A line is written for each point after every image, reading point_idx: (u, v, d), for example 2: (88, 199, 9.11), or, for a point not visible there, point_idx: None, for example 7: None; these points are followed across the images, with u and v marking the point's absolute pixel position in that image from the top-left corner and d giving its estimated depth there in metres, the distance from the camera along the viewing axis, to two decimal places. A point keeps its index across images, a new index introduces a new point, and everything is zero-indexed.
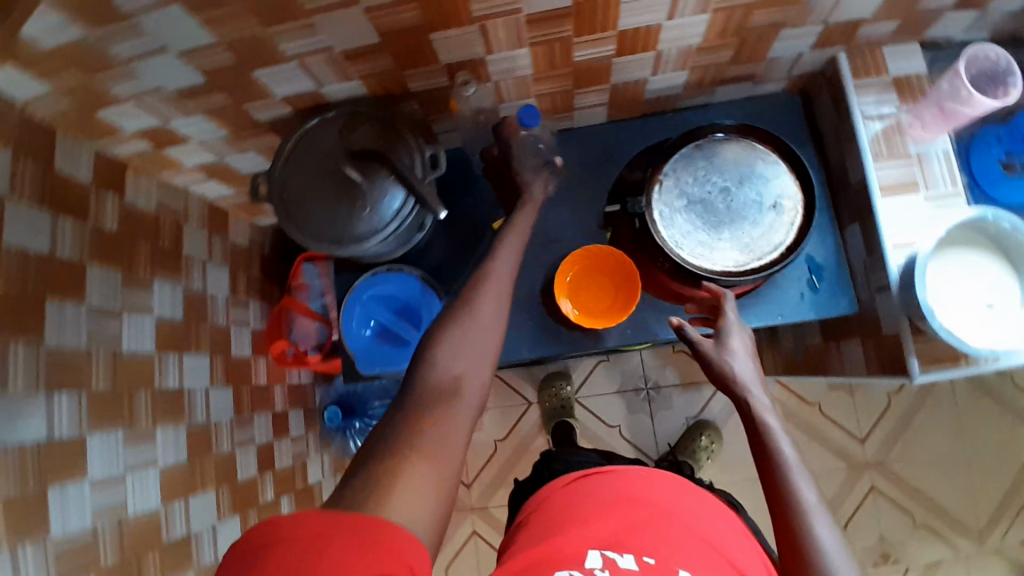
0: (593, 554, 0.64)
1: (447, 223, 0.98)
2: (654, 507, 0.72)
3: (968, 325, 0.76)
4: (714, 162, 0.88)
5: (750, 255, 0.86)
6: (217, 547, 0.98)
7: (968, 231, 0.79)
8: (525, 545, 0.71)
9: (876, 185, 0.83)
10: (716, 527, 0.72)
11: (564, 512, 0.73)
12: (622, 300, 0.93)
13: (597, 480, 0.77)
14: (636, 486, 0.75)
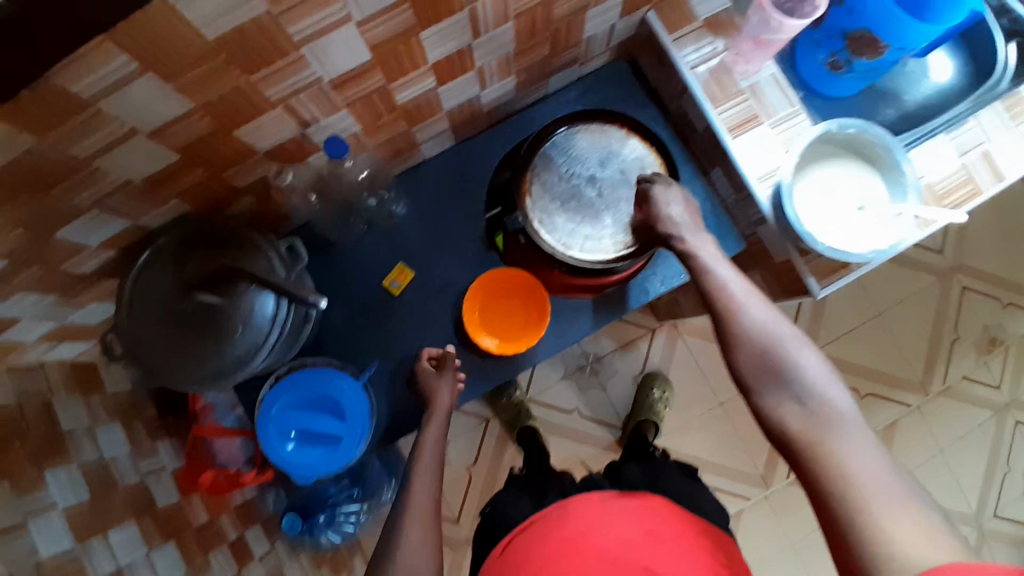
0: None
1: (332, 300, 0.92)
2: (562, 544, 0.77)
3: (848, 234, 0.79)
4: (571, 156, 0.86)
5: (636, 232, 0.85)
6: None
7: (820, 146, 0.81)
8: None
9: (723, 127, 0.84)
10: (626, 536, 0.77)
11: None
12: (535, 314, 0.90)
13: (523, 537, 0.82)
14: (548, 529, 0.80)
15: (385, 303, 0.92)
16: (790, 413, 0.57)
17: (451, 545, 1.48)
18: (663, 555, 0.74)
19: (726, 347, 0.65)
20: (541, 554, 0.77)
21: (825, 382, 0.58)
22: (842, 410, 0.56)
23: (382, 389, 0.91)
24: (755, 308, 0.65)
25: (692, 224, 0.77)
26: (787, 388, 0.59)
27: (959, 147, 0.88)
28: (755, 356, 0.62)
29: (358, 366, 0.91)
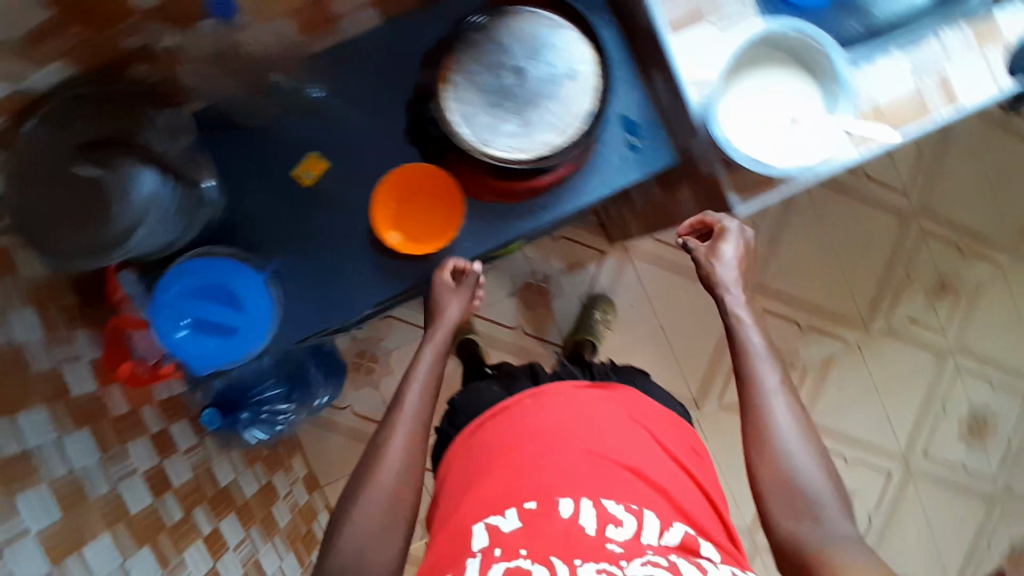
0: (478, 530, 0.72)
1: (242, 188, 0.87)
2: (545, 446, 0.80)
3: (770, 151, 0.74)
4: (497, 43, 0.79)
5: (562, 133, 0.79)
6: None
7: (760, 50, 0.76)
8: (453, 507, 0.80)
9: (664, 23, 0.76)
10: (613, 444, 0.81)
11: (480, 461, 0.82)
12: (449, 218, 0.85)
13: (496, 427, 0.85)
14: (526, 422, 0.83)
15: (296, 195, 0.86)
16: (805, 529, 0.65)
17: None
18: (644, 460, 0.81)
19: (751, 449, 0.71)
20: (524, 453, 0.79)
21: (829, 507, 0.66)
22: (841, 535, 0.64)
23: (292, 285, 0.86)
24: (792, 444, 0.69)
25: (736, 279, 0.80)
26: (806, 508, 0.66)
27: (914, 66, 0.83)
28: (779, 473, 0.68)
29: (266, 259, 0.87)
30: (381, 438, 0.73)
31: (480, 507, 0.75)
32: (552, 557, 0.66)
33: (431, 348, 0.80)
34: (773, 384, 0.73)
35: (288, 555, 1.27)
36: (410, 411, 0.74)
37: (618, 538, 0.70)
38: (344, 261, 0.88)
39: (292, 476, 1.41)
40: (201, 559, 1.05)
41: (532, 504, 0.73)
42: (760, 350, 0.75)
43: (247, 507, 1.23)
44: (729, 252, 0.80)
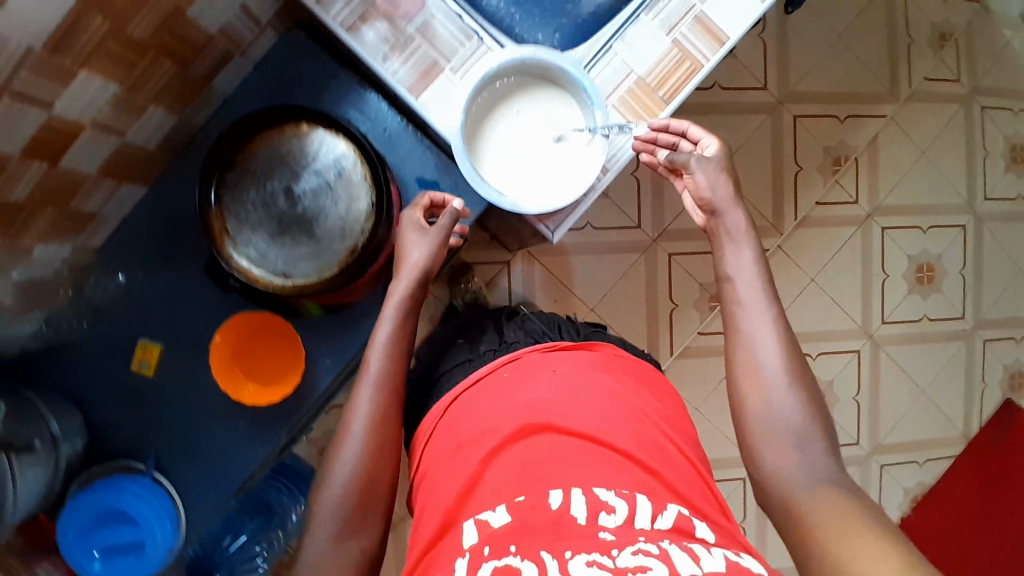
0: (468, 522, 0.61)
1: (92, 398, 0.86)
2: (528, 428, 0.68)
3: (528, 190, 0.74)
4: (255, 175, 0.78)
5: (354, 234, 0.78)
6: None
7: (495, 86, 0.75)
8: (434, 501, 0.68)
9: (405, 89, 0.76)
10: (601, 417, 0.69)
11: (452, 451, 0.71)
12: (289, 348, 0.87)
13: (474, 404, 0.74)
14: (505, 399, 0.72)
15: (145, 384, 0.87)
16: (792, 469, 0.65)
17: None
18: (629, 433, 0.68)
19: (739, 388, 0.70)
20: (502, 437, 0.68)
21: (814, 447, 0.65)
22: (829, 475, 0.64)
23: (181, 465, 0.87)
24: (777, 383, 0.68)
25: (727, 198, 0.76)
26: (793, 446, 0.66)
27: (664, 24, 0.81)
28: (766, 415, 0.67)
29: (143, 454, 0.86)
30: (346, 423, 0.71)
31: (456, 505, 0.65)
32: (543, 551, 0.55)
33: (393, 302, 0.75)
34: (758, 313, 0.71)
35: None
36: (366, 399, 0.71)
37: (610, 525, 0.58)
38: (218, 423, 0.87)
39: None
40: None
41: (522, 496, 0.61)
42: (748, 268, 0.74)
43: None
44: (709, 173, 0.76)
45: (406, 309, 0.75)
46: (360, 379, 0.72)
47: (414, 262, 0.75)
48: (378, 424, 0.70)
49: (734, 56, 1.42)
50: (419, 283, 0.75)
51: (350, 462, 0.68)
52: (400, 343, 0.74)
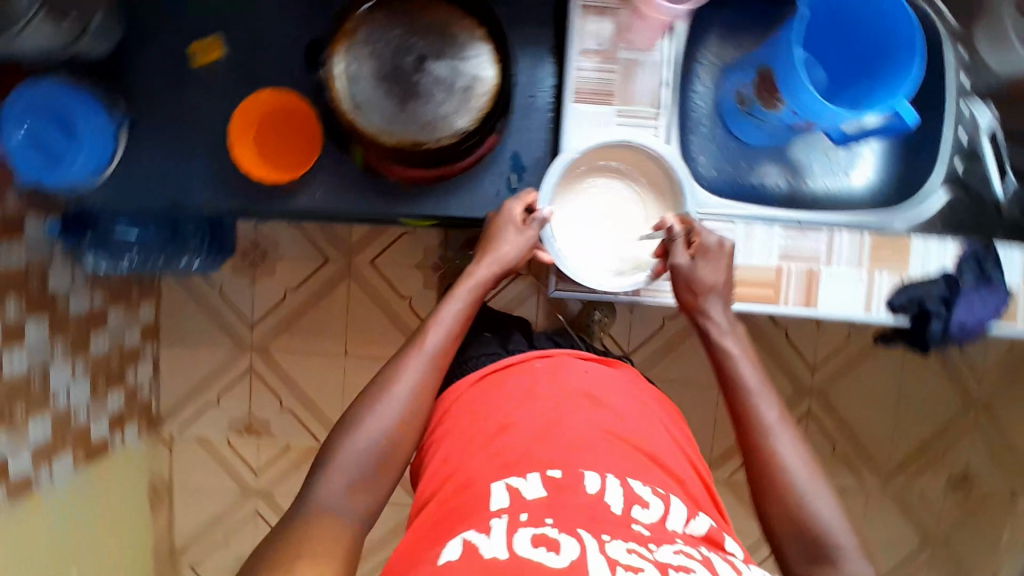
0: (497, 487, 0.67)
1: (140, 31, 0.86)
2: (549, 410, 0.75)
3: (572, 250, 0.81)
4: (417, 26, 0.80)
5: (427, 135, 0.81)
6: None
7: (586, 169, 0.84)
8: (452, 466, 0.73)
9: (573, 87, 0.77)
10: (626, 419, 0.76)
11: (471, 422, 0.76)
12: (303, 151, 0.85)
13: (501, 384, 0.80)
14: (530, 380, 0.80)
15: (184, 67, 0.87)
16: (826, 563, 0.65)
17: (235, 342, 1.50)
18: (654, 438, 0.77)
19: (759, 493, 0.70)
20: (528, 416, 0.74)
21: (838, 532, 0.66)
22: (857, 565, 0.64)
23: (144, 143, 0.87)
24: (805, 480, 0.68)
25: (717, 298, 0.78)
26: (816, 533, 0.66)
27: (785, 247, 0.81)
28: (788, 509, 0.67)
29: (128, 104, 0.86)
30: (375, 392, 0.73)
31: (487, 467, 0.70)
32: (582, 530, 0.59)
33: (469, 285, 0.80)
34: (773, 424, 0.72)
35: (83, 380, 1.30)
36: (410, 366, 0.75)
37: (644, 519, 0.64)
38: (200, 146, 0.87)
39: (130, 317, 1.41)
40: None
41: (556, 472, 0.67)
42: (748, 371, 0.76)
43: (65, 321, 1.24)
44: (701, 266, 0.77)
45: (481, 295, 0.80)
46: (415, 350, 0.76)
47: (500, 258, 0.80)
48: (414, 389, 0.74)
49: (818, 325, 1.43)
50: (498, 274, 0.81)
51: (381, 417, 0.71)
52: (463, 312, 0.79)
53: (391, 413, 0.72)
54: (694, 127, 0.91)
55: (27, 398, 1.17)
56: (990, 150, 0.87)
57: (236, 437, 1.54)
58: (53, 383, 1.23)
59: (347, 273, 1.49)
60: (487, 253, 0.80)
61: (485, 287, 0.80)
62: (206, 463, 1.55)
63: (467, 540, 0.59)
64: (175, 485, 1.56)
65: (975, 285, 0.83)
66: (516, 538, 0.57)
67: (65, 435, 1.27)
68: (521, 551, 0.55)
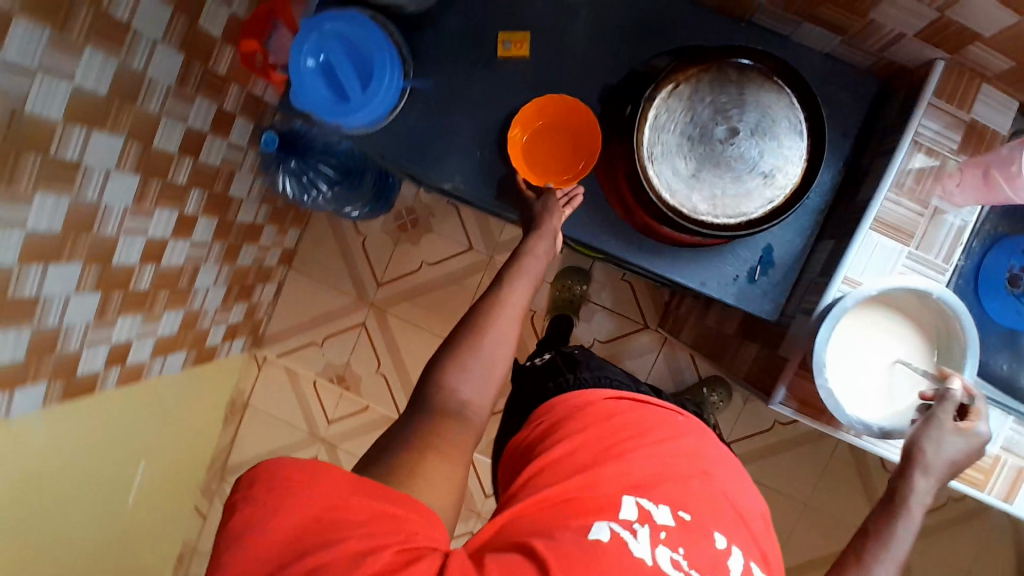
0: (629, 500, 0.67)
1: (455, 8, 0.87)
2: (682, 457, 0.76)
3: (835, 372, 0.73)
4: (739, 93, 0.77)
5: (708, 210, 0.77)
6: (104, 191, 0.90)
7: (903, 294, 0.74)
8: (572, 458, 0.74)
9: (877, 214, 0.75)
10: (737, 492, 0.77)
11: (605, 429, 0.78)
12: (573, 165, 0.87)
13: (636, 416, 0.82)
14: (667, 426, 0.81)
15: (487, 52, 0.87)
16: None
17: (358, 294, 1.51)
18: (762, 530, 0.76)
19: None
20: (663, 450, 0.76)
21: None
22: None
23: (421, 108, 0.88)
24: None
25: (944, 474, 0.69)
26: None
27: (1007, 438, 0.81)
28: None
29: (416, 70, 0.88)
30: (473, 319, 0.72)
31: (612, 474, 0.71)
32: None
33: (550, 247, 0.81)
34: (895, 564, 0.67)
35: (222, 286, 1.31)
36: (512, 298, 0.74)
37: None
38: (466, 133, 0.88)
39: (278, 239, 1.42)
40: (163, 225, 1.07)
41: (685, 514, 0.68)
42: (909, 532, 0.69)
43: (229, 226, 1.25)
44: (953, 443, 0.69)
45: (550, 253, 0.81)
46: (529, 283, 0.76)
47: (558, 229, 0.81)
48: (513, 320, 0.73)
49: None
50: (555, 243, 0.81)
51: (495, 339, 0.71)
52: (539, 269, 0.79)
53: (498, 337, 0.71)
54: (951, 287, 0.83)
55: (172, 286, 1.17)
56: None
57: (324, 382, 1.54)
58: (197, 280, 1.23)
59: (485, 267, 1.48)
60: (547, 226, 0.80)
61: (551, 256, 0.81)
62: (287, 396, 1.56)
63: (614, 530, 0.62)
64: (251, 406, 1.57)
65: None
66: (659, 554, 0.61)
67: (189, 334, 1.29)
68: (663, 565, 0.60)
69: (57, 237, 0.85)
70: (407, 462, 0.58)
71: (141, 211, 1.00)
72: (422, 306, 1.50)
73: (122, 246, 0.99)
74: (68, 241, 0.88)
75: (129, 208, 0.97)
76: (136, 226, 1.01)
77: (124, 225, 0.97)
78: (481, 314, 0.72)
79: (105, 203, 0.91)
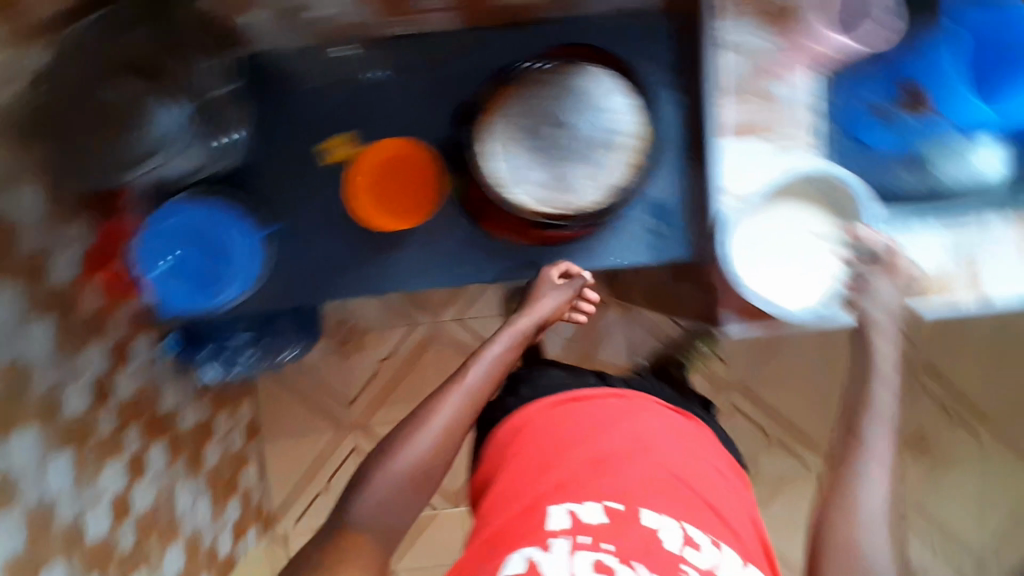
0: (558, 511, 0.75)
1: (269, 147, 0.87)
2: (623, 443, 0.84)
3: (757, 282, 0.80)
4: (547, 88, 0.79)
5: (575, 199, 0.78)
6: (43, 481, 0.82)
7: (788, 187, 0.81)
8: (523, 484, 0.83)
9: (719, 124, 0.78)
10: (680, 462, 0.83)
11: (538, 453, 0.86)
12: (423, 195, 0.83)
13: (581, 417, 0.89)
14: (605, 420, 0.88)
15: (314, 166, 0.87)
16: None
17: (336, 423, 1.48)
18: (707, 480, 0.84)
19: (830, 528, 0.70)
20: (605, 447, 0.84)
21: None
22: None
23: (283, 249, 0.87)
24: (876, 533, 0.68)
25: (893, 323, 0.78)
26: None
27: (953, 244, 0.80)
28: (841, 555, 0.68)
29: (264, 217, 0.87)
30: (406, 431, 0.83)
31: (543, 493, 0.80)
32: (635, 562, 0.70)
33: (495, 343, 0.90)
34: (881, 449, 0.72)
35: (206, 494, 1.26)
36: (441, 416, 0.83)
37: (691, 561, 0.71)
38: (340, 247, 0.87)
39: (232, 420, 1.37)
40: (118, 476, 1.01)
41: (617, 504, 0.76)
42: (885, 416, 0.74)
43: (179, 439, 1.20)
44: (886, 295, 0.77)
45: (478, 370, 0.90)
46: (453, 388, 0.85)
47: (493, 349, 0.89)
48: (445, 432, 0.83)
49: None
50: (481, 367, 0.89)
51: (420, 446, 0.81)
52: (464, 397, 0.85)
53: (421, 448, 0.81)
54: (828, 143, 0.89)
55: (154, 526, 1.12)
56: None
57: None
58: (176, 505, 1.19)
59: (434, 333, 1.47)
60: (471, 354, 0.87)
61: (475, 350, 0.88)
62: None
63: (530, 560, 0.71)
64: None
65: None
66: (578, 561, 0.69)
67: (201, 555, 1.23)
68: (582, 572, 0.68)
69: (22, 555, 0.79)
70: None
71: (89, 483, 0.92)
72: (400, 403, 1.47)
73: (91, 521, 0.93)
74: (33, 553, 0.81)
75: (75, 485, 0.89)
76: (95, 495, 0.94)
77: (81, 502, 0.90)
78: (412, 422, 0.83)
79: (52, 492, 0.84)
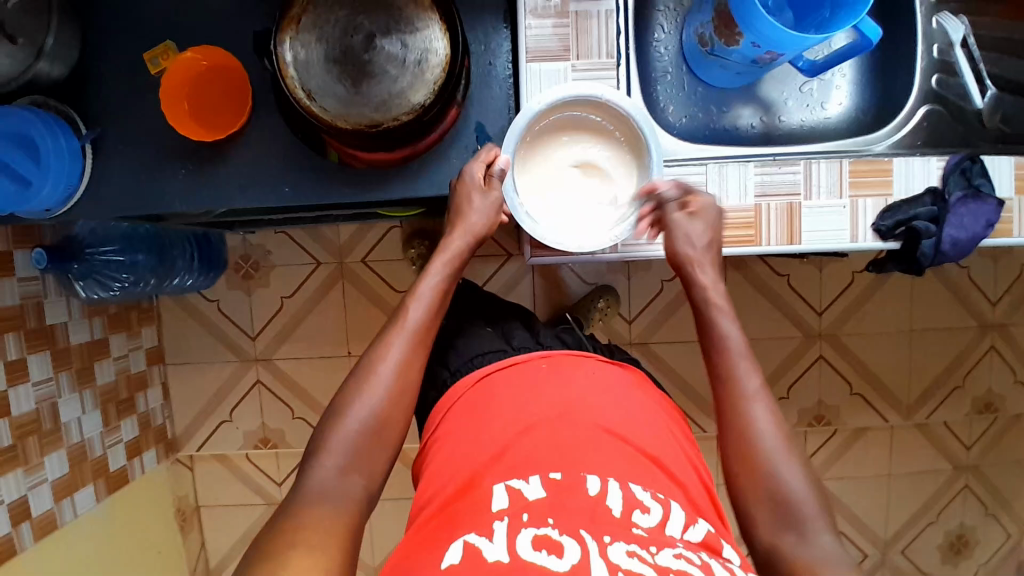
0: (499, 490, 0.61)
1: (95, 54, 0.87)
2: (554, 400, 0.71)
3: (536, 201, 0.80)
4: (359, 1, 0.79)
5: (387, 115, 0.80)
6: None
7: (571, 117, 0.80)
8: (451, 470, 0.68)
9: (525, 46, 0.78)
10: (624, 423, 0.69)
11: (467, 420, 0.72)
12: (238, 107, 0.86)
13: (505, 380, 0.75)
14: (537, 379, 0.74)
15: (145, 75, 0.87)
16: (790, 544, 0.61)
17: (240, 356, 1.51)
18: (659, 441, 0.70)
19: (740, 480, 0.64)
20: (532, 405, 0.70)
21: (808, 511, 0.61)
22: (827, 548, 0.59)
23: (113, 157, 0.88)
24: (778, 456, 0.64)
25: (710, 256, 0.75)
26: (795, 526, 0.61)
27: (761, 184, 0.78)
28: (770, 494, 0.62)
29: (88, 125, 0.87)
30: (347, 395, 0.69)
31: (481, 465, 0.66)
32: (582, 532, 0.55)
33: (445, 257, 0.77)
34: (749, 385, 0.67)
35: (95, 411, 1.29)
36: (381, 368, 0.70)
37: (643, 524, 0.59)
38: (164, 160, 0.87)
39: (134, 343, 1.41)
40: None
41: (557, 474, 0.62)
42: (734, 344, 0.70)
43: (66, 354, 1.22)
44: (695, 227, 0.75)
45: (412, 345, 0.72)
46: (397, 328, 0.72)
47: (470, 228, 0.77)
48: (394, 391, 0.69)
49: (818, 270, 1.41)
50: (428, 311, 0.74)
51: (371, 406, 0.67)
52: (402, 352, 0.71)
53: (371, 405, 0.67)
54: (659, 78, 0.89)
55: (36, 432, 1.15)
56: (967, 61, 0.82)
57: (255, 451, 1.53)
58: (62, 416, 1.21)
59: (339, 273, 1.48)
60: (460, 223, 0.78)
61: (462, 257, 0.78)
62: (227, 479, 1.55)
63: (468, 543, 0.55)
64: (202, 506, 1.55)
65: (965, 197, 0.78)
66: (518, 539, 0.54)
67: (86, 467, 1.26)
68: (522, 554, 0.53)
69: None
70: (270, 555, 0.57)
71: None
72: (303, 338, 1.49)
73: None
74: None
75: None
76: None
77: None
78: (352, 385, 0.69)
79: None
